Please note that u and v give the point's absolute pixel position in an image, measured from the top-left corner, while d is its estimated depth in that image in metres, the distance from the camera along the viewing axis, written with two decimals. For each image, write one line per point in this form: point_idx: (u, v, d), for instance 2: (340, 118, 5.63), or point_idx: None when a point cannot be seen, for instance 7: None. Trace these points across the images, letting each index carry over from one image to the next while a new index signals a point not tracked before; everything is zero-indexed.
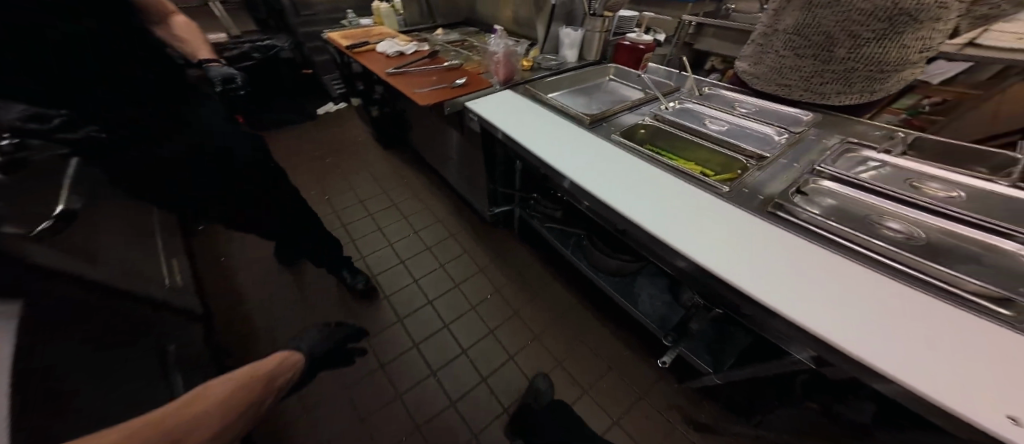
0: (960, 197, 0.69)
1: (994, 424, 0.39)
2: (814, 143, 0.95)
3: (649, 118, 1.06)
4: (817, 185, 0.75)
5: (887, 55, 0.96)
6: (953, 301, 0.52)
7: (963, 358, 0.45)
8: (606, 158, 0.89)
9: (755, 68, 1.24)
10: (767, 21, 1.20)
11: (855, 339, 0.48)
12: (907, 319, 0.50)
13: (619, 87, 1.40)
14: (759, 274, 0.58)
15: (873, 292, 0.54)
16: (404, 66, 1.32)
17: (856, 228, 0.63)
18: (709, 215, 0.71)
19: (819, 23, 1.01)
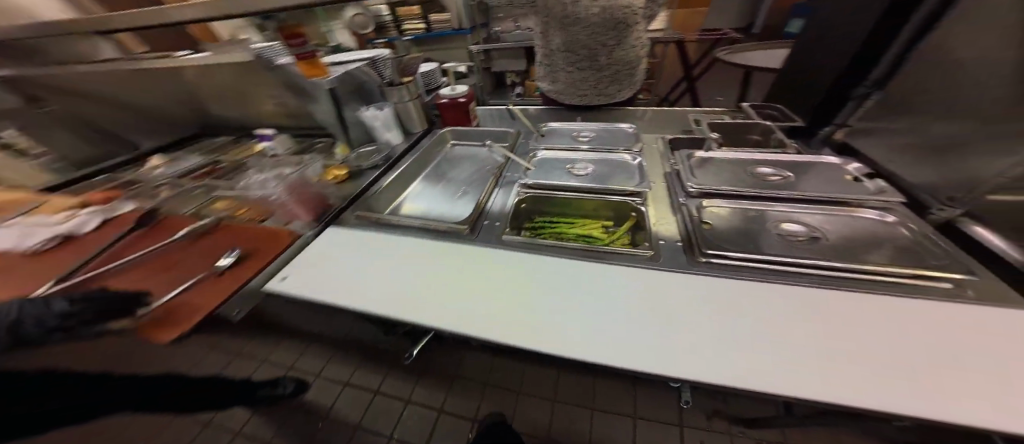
0: (791, 176, 0.84)
1: None
2: (664, 156, 1.02)
3: (521, 190, 0.91)
4: (711, 208, 0.78)
5: (631, 52, 1.33)
6: (905, 289, 0.54)
7: (998, 355, 0.43)
8: (527, 275, 0.67)
9: (556, 87, 1.51)
10: (540, 45, 1.46)
11: (952, 398, 0.39)
12: (923, 336, 0.46)
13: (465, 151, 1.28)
14: (800, 363, 0.45)
15: (868, 318, 0.50)
16: (79, 264, 0.68)
17: (783, 250, 0.64)
18: (686, 303, 0.56)
19: (579, 39, 1.30)
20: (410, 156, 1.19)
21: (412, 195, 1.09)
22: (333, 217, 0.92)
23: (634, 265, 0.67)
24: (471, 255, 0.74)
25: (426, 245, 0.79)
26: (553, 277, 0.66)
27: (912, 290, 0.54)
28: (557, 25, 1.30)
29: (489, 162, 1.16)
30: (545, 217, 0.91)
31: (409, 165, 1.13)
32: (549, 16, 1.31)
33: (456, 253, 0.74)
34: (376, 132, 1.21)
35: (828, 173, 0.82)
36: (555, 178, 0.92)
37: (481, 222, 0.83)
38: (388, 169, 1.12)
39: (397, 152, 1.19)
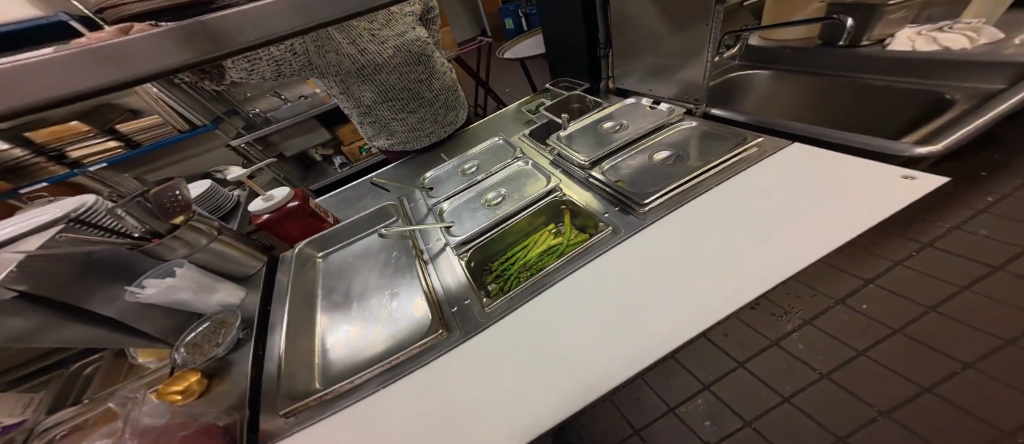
0: (622, 121, 1.07)
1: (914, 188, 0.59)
2: (540, 148, 1.10)
3: (459, 252, 0.81)
4: (609, 167, 0.91)
5: (444, 78, 1.34)
6: (753, 163, 0.79)
7: (828, 181, 0.68)
8: (558, 326, 0.61)
9: (395, 137, 1.37)
10: (351, 105, 1.27)
11: (842, 221, 0.60)
12: (789, 188, 0.70)
13: (344, 251, 1.05)
14: (769, 248, 0.60)
15: (760, 192, 0.71)
16: None
17: (681, 171, 0.82)
18: (680, 259, 0.65)
19: (391, 85, 1.19)
20: (281, 304, 0.89)
21: (334, 331, 0.82)
22: (251, 431, 0.61)
23: (616, 249, 0.71)
24: (482, 353, 0.62)
25: (421, 378, 0.62)
26: (577, 314, 0.62)
27: (752, 159, 0.80)
28: (359, 80, 1.16)
29: (396, 247, 0.97)
30: (501, 259, 0.85)
31: (293, 308, 0.86)
32: (343, 74, 1.15)
33: (468, 362, 0.61)
34: (190, 303, 0.83)
35: (638, 111, 1.10)
36: (479, 220, 0.86)
37: (450, 313, 0.71)
38: (270, 330, 0.83)
39: (259, 308, 0.88)
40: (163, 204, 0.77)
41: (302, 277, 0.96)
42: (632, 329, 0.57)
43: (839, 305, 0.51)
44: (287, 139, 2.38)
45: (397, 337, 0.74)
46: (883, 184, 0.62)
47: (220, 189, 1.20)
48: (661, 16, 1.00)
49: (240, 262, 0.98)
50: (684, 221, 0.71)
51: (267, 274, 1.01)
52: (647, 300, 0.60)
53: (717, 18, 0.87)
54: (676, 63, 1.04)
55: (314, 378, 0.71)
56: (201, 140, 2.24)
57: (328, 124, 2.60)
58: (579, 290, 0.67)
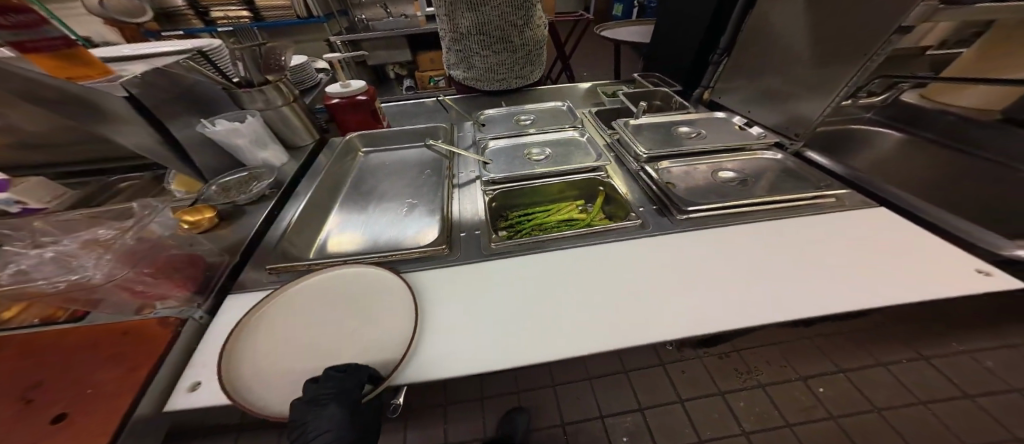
0: (702, 131, 0.97)
1: (998, 282, 0.51)
2: (601, 128, 1.05)
3: (486, 189, 0.82)
4: (666, 169, 0.85)
5: (536, 30, 1.31)
6: (820, 210, 0.69)
7: (901, 249, 0.59)
8: (562, 278, 0.61)
9: (471, 73, 1.38)
10: (444, 26, 1.27)
11: (908, 291, 0.52)
12: (853, 245, 0.61)
13: (385, 156, 1.11)
14: (807, 289, 0.54)
15: (820, 239, 0.63)
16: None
17: (740, 195, 0.74)
18: (701, 266, 0.60)
19: (488, 19, 1.18)
20: (311, 180, 0.93)
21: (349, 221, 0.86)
22: (229, 278, 0.65)
23: (640, 240, 0.67)
24: (481, 277, 0.63)
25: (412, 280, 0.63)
26: (568, 281, 0.60)
27: (830, 206, 0.70)
28: (465, 6, 1.13)
29: (431, 167, 1.01)
30: (520, 212, 0.84)
31: (317, 190, 0.89)
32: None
33: (465, 279, 0.63)
34: (244, 154, 0.90)
35: (724, 126, 0.99)
36: (517, 167, 0.86)
37: (459, 236, 0.72)
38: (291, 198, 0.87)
39: (292, 175, 0.95)
40: (269, 61, 0.89)
41: (336, 164, 1.00)
42: (617, 314, 0.53)
43: (800, 381, 0.59)
44: (375, 49, 2.53)
45: (402, 239, 0.79)
46: (959, 273, 0.54)
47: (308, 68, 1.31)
48: (809, 34, 0.86)
49: (297, 133, 1.05)
50: (720, 238, 0.65)
51: (312, 151, 1.08)
52: (638, 294, 0.56)
53: (884, 51, 0.71)
54: (797, 91, 0.91)
55: (309, 248, 0.77)
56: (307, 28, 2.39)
57: (415, 48, 2.67)
58: (581, 260, 0.64)
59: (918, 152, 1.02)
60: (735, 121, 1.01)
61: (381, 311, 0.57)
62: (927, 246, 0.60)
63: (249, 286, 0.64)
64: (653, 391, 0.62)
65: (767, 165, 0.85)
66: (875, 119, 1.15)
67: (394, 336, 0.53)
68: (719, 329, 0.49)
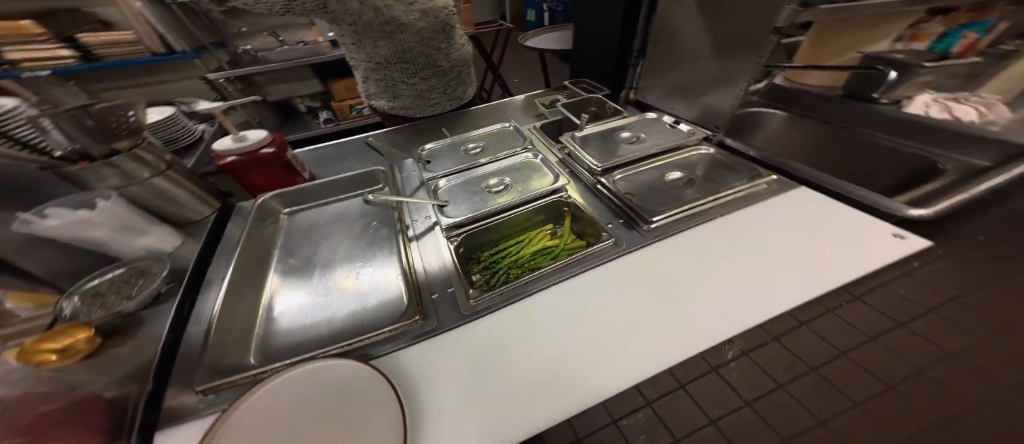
0: (643, 135, 0.99)
1: (907, 244, 0.61)
2: (550, 145, 1.04)
3: (450, 236, 0.73)
4: (620, 179, 0.86)
5: (462, 50, 1.25)
6: (761, 197, 0.76)
7: (833, 223, 0.68)
8: (561, 319, 0.57)
9: (397, 101, 1.27)
10: (355, 56, 1.12)
11: (848, 267, 0.59)
12: (797, 228, 0.68)
13: (310, 213, 0.90)
14: (774, 282, 0.58)
15: (771, 228, 0.68)
16: None
17: (690, 195, 0.78)
18: (681, 278, 0.61)
19: (409, 47, 1.08)
20: (224, 258, 0.73)
21: (286, 300, 0.67)
22: (148, 411, 0.47)
23: (617, 261, 0.67)
24: (472, 338, 0.55)
25: (390, 361, 0.53)
26: (565, 318, 0.57)
27: (765, 194, 0.77)
28: (378, 35, 1.02)
29: (379, 215, 0.84)
30: (493, 251, 0.78)
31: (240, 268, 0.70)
32: (361, 27, 1.00)
33: (454, 345, 0.54)
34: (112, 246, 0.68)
35: (657, 125, 1.03)
36: (476, 205, 0.79)
37: (435, 293, 0.62)
38: (202, 286, 0.68)
39: (196, 258, 0.73)
40: (110, 125, 0.64)
41: (254, 233, 0.79)
42: (621, 343, 0.52)
43: (775, 341, 0.50)
44: (272, 83, 2.27)
45: (363, 310, 0.64)
46: (884, 241, 0.62)
47: (183, 121, 1.06)
48: (709, 34, 0.95)
49: (187, 206, 0.80)
50: (693, 243, 0.68)
51: (216, 224, 0.84)
52: (642, 317, 0.56)
53: (769, 48, 0.81)
54: (705, 85, 1.00)
55: (247, 348, 0.58)
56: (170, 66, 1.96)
57: (323, 76, 2.42)
58: (573, 294, 0.61)
59: (799, 128, 1.18)
60: (664, 119, 1.06)
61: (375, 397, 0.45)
62: (849, 215, 0.69)
63: (182, 417, 0.47)
64: (653, 379, 0.47)
65: (702, 158, 0.91)
66: (761, 101, 1.28)
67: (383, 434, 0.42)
68: (720, 338, 0.51)
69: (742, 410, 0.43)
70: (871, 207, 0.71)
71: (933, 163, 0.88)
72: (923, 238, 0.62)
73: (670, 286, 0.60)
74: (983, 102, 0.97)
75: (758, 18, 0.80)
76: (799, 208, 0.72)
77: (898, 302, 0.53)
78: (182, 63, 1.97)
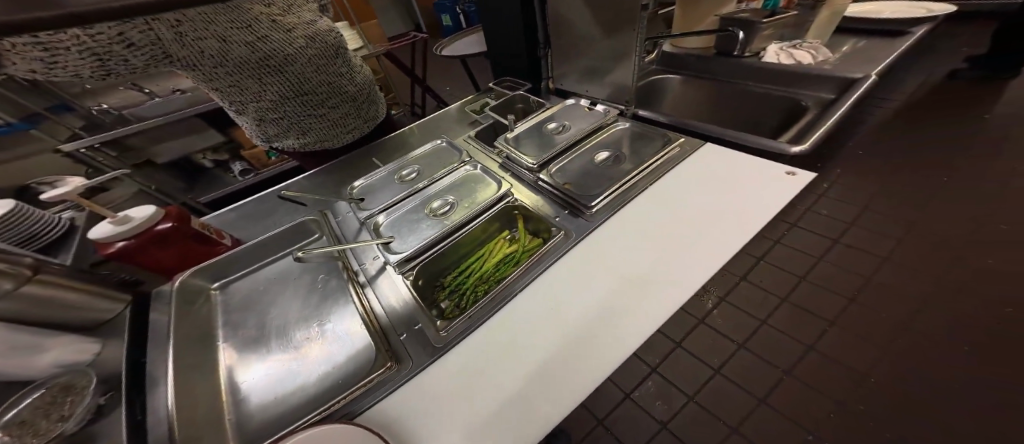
0: (565, 123, 1.04)
1: (797, 179, 0.73)
2: (487, 151, 1.05)
3: (406, 269, 0.70)
4: (556, 171, 0.90)
5: (361, 68, 1.20)
6: (681, 160, 0.85)
7: (744, 170, 0.78)
8: (546, 317, 0.59)
9: (306, 137, 1.17)
10: (238, 102, 0.99)
11: (759, 210, 0.69)
12: (714, 182, 0.77)
13: (242, 283, 0.78)
14: (706, 238, 0.66)
15: (696, 186, 0.77)
16: None
17: (623, 171, 0.84)
18: (634, 254, 0.67)
19: (303, 78, 1.00)
20: (162, 351, 0.60)
21: (249, 379, 0.60)
22: None
23: (574, 250, 0.70)
24: (471, 361, 0.55)
25: (386, 410, 0.50)
26: (559, 310, 0.60)
27: (679, 158, 0.85)
28: (261, 72, 0.92)
29: (324, 268, 0.78)
30: (455, 272, 0.77)
31: (183, 359, 0.59)
32: (234, 69, 0.89)
33: (452, 372, 0.54)
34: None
35: (577, 111, 1.08)
36: (426, 231, 0.76)
37: (414, 326, 0.60)
38: (150, 385, 0.56)
39: (129, 357, 0.60)
40: None
41: (186, 316, 0.66)
42: (618, 317, 0.57)
43: (743, 280, 0.59)
44: (153, 143, 1.96)
45: (338, 371, 0.59)
46: (776, 179, 0.74)
47: (32, 211, 0.78)
48: (592, 18, 1.00)
49: (87, 307, 0.65)
50: (633, 217, 0.74)
51: (134, 317, 0.68)
52: (617, 294, 0.61)
53: (642, 25, 0.88)
54: (608, 65, 1.07)
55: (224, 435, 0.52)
56: (9, 142, 1.62)
57: (221, 125, 2.17)
58: (556, 288, 0.64)
59: (694, 90, 1.34)
60: (582, 103, 1.11)
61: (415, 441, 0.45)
62: (749, 161, 0.80)
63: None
64: (648, 345, 0.53)
65: (621, 134, 0.98)
66: (659, 69, 1.44)
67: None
68: (681, 297, 0.58)
69: (738, 354, 0.50)
70: (762, 150, 0.84)
71: (796, 101, 1.10)
72: (810, 172, 0.74)
73: (629, 258, 0.66)
74: (811, 46, 1.17)
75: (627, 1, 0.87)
76: (710, 164, 0.82)
77: (825, 221, 0.65)
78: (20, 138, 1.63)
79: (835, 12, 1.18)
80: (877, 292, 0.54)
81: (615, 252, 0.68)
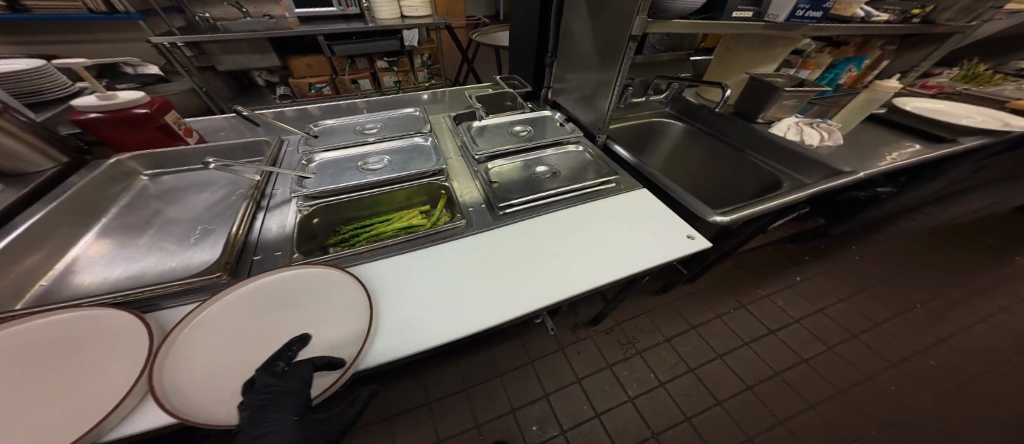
0: (531, 129, 1.05)
1: (692, 246, 0.71)
2: (452, 132, 1.07)
3: (304, 205, 0.73)
4: (494, 168, 0.91)
5: None
6: (598, 193, 0.83)
7: (652, 221, 0.76)
8: (396, 282, 0.62)
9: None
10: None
11: (637, 261, 0.68)
12: (614, 223, 0.76)
13: (173, 176, 0.85)
14: (571, 270, 0.66)
15: (597, 222, 0.76)
16: (71, 379, 0.43)
17: (548, 189, 0.83)
18: (502, 256, 0.68)
19: None
20: (47, 202, 0.65)
21: (100, 252, 0.64)
22: None
23: (462, 240, 0.71)
24: (293, 291, 0.56)
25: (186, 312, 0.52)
26: (413, 283, 0.62)
27: (608, 192, 0.84)
28: None
29: (243, 184, 0.83)
30: (355, 224, 0.79)
31: (53, 212, 0.63)
32: None
33: (275, 288, 0.56)
34: None
35: (548, 123, 1.08)
36: (344, 179, 0.79)
37: (273, 251, 0.63)
38: None
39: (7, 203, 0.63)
40: None
41: (95, 188, 0.72)
42: (457, 309, 0.58)
43: None
44: (225, 53, 2.10)
45: (180, 273, 0.61)
46: (676, 238, 0.72)
47: (56, 75, 0.91)
48: (590, 33, 0.94)
49: (17, 157, 0.69)
50: (532, 230, 0.74)
51: (56, 177, 0.72)
52: (467, 280, 0.63)
53: (628, 55, 0.83)
54: (594, 88, 1.01)
55: (19, 297, 0.55)
56: (119, 26, 1.93)
57: (282, 51, 2.37)
58: (417, 263, 0.66)
59: (694, 142, 1.26)
60: (557, 117, 1.10)
61: (193, 344, 0.47)
62: (665, 215, 0.78)
63: None
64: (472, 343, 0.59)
65: (574, 158, 0.96)
66: (671, 112, 1.33)
67: (120, 386, 0.43)
68: (513, 315, 0.58)
69: None
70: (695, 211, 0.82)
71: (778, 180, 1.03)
72: (706, 240, 0.72)
73: (495, 266, 0.66)
74: (827, 127, 1.09)
75: (618, 25, 0.82)
76: (632, 207, 0.80)
77: (724, 338, 1.45)
78: (125, 24, 1.93)
79: (871, 101, 1.07)
80: (744, 403, 1.25)
81: (492, 256, 0.68)
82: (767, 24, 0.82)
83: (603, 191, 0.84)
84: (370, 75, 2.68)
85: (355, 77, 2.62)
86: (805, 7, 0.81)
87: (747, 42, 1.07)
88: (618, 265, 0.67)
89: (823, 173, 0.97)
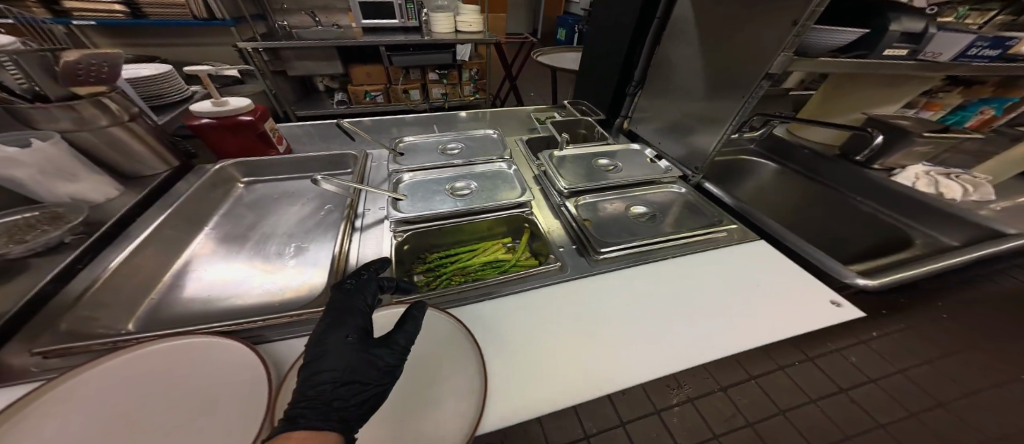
0: (617, 163, 0.98)
1: (839, 316, 0.62)
2: (530, 159, 1.03)
3: (398, 231, 0.70)
4: (585, 202, 0.85)
5: None
6: (704, 243, 0.76)
7: (780, 282, 0.68)
8: (495, 332, 0.56)
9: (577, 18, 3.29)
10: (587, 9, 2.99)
11: (777, 330, 0.59)
12: (735, 281, 0.68)
13: (266, 186, 0.85)
14: (693, 333, 0.58)
15: (713, 277, 0.68)
16: (197, 420, 0.40)
17: (644, 234, 0.76)
18: (608, 310, 0.61)
19: None
20: (161, 211, 0.66)
21: (206, 267, 0.63)
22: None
23: (557, 286, 0.65)
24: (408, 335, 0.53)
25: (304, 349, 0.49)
26: (515, 332, 0.56)
27: (719, 242, 0.76)
28: None
29: (333, 201, 0.82)
30: (443, 253, 0.76)
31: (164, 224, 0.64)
32: None
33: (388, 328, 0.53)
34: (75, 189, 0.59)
35: (637, 157, 1.01)
36: (435, 206, 0.75)
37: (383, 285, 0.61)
38: (116, 244, 0.58)
39: (125, 210, 0.64)
40: (75, 74, 0.58)
41: (202, 196, 0.73)
42: (568, 371, 0.52)
43: (715, 391, 0.58)
44: (298, 59, 2.20)
45: (269, 310, 0.56)
46: (818, 306, 0.63)
47: (176, 79, 0.94)
48: (702, 67, 0.88)
49: (138, 161, 0.71)
50: (635, 281, 0.67)
51: (165, 181, 0.73)
52: (570, 335, 0.57)
53: (756, 94, 0.75)
54: (694, 124, 0.94)
55: (130, 315, 0.54)
56: (210, 32, 2.08)
57: (345, 59, 2.47)
58: (514, 310, 0.60)
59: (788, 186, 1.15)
60: (646, 152, 1.03)
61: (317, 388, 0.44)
62: (795, 276, 0.69)
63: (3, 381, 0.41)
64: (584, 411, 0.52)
65: (672, 198, 0.89)
66: (757, 150, 1.23)
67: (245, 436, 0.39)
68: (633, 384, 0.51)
69: None
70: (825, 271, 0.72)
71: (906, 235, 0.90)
72: (857, 311, 0.63)
73: (597, 322, 0.59)
74: (970, 181, 0.96)
75: (747, 61, 0.74)
76: (751, 262, 0.72)
77: None
78: (215, 30, 2.08)
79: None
80: None
81: (598, 309, 0.61)
82: (916, 63, 0.73)
83: (711, 243, 0.76)
84: (420, 86, 2.71)
85: (406, 88, 2.66)
86: (982, 46, 0.77)
87: (868, 81, 0.98)
88: (757, 332, 0.59)
89: (966, 235, 0.83)
